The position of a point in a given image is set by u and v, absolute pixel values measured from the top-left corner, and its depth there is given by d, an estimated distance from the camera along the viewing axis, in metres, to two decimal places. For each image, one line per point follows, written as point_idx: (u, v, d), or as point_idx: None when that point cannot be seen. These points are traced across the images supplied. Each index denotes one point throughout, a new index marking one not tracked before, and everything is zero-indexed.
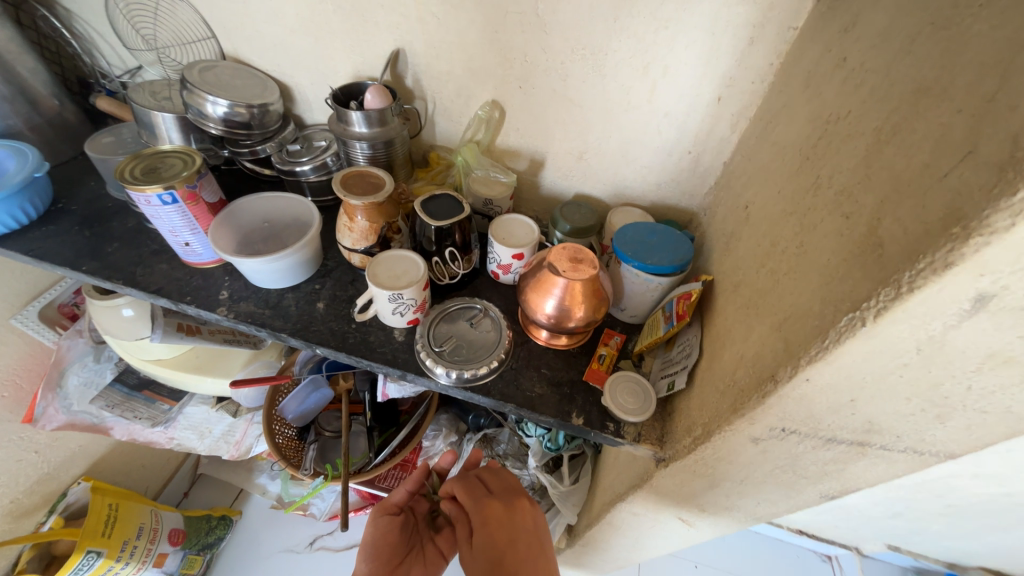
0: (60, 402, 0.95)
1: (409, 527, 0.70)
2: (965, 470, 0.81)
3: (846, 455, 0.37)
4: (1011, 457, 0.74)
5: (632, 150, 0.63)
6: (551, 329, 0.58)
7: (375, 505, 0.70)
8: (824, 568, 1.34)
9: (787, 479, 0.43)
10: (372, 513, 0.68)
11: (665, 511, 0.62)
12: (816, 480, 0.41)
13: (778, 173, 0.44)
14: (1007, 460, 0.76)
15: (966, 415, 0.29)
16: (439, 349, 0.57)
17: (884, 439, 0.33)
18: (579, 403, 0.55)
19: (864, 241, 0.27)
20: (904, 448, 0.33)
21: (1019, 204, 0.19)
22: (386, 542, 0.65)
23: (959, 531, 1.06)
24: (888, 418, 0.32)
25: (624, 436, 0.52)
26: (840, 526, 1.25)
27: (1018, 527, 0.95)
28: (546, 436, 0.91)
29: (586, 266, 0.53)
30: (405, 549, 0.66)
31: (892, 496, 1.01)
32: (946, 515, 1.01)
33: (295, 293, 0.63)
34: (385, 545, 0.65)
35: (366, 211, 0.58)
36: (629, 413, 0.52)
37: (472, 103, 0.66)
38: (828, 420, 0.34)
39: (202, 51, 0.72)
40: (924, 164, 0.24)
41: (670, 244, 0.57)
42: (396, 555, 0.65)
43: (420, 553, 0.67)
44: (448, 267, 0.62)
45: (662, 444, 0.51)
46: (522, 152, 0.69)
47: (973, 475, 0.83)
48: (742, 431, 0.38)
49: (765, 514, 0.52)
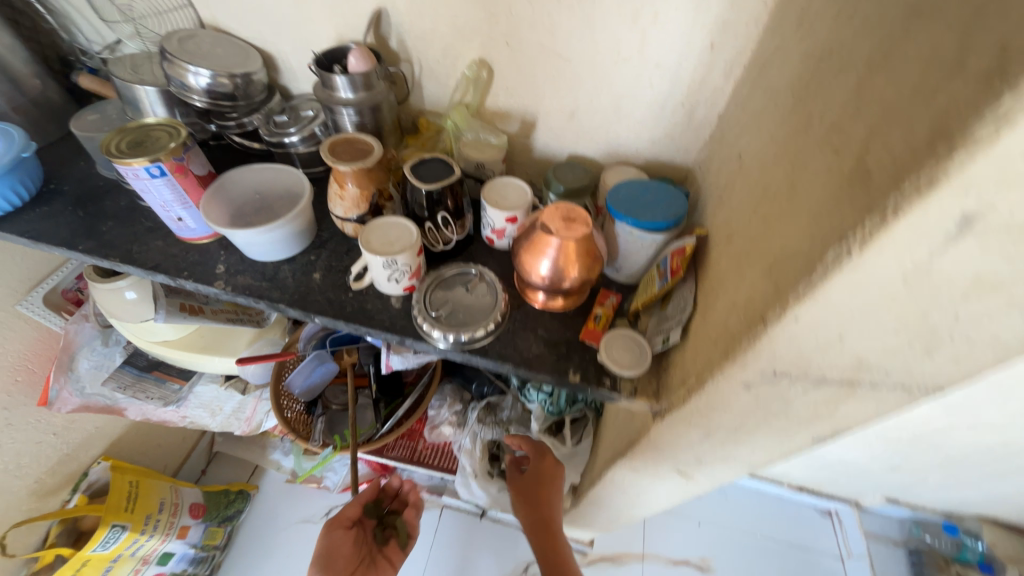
0: (73, 384, 0.97)
1: (360, 538, 0.78)
2: (961, 420, 0.84)
3: (836, 396, 0.37)
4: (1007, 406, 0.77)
5: (624, 105, 0.62)
6: (546, 291, 0.58)
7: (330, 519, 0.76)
8: (823, 524, 1.36)
9: (779, 424, 0.44)
10: (327, 526, 0.76)
11: (665, 466, 0.63)
12: (808, 423, 0.42)
13: (771, 118, 0.43)
14: (1002, 409, 0.78)
15: (954, 346, 0.29)
16: (435, 314, 0.58)
17: (873, 376, 0.34)
18: (576, 360, 0.56)
19: (852, 173, 0.27)
20: (894, 384, 0.34)
21: (1005, 112, 0.18)
22: (341, 553, 0.73)
23: (957, 483, 1.08)
24: (877, 352, 0.32)
25: (620, 390, 0.53)
26: (839, 482, 1.28)
27: (1012, 476, 0.98)
28: (548, 400, 0.94)
29: (579, 225, 0.53)
30: (358, 559, 0.74)
31: (891, 450, 1.04)
32: (944, 467, 1.03)
33: (292, 265, 0.63)
34: (341, 555, 0.73)
35: (355, 177, 0.57)
36: (625, 367, 0.53)
37: (459, 63, 0.64)
38: (818, 359, 0.34)
39: (179, 20, 0.70)
40: (913, 86, 0.24)
41: (664, 200, 0.56)
42: (350, 562, 0.73)
43: (372, 563, 0.75)
44: (441, 232, 0.61)
45: (657, 397, 0.52)
46: (513, 114, 0.68)
47: (971, 426, 0.86)
48: (734, 376, 0.39)
49: (759, 462, 0.53)
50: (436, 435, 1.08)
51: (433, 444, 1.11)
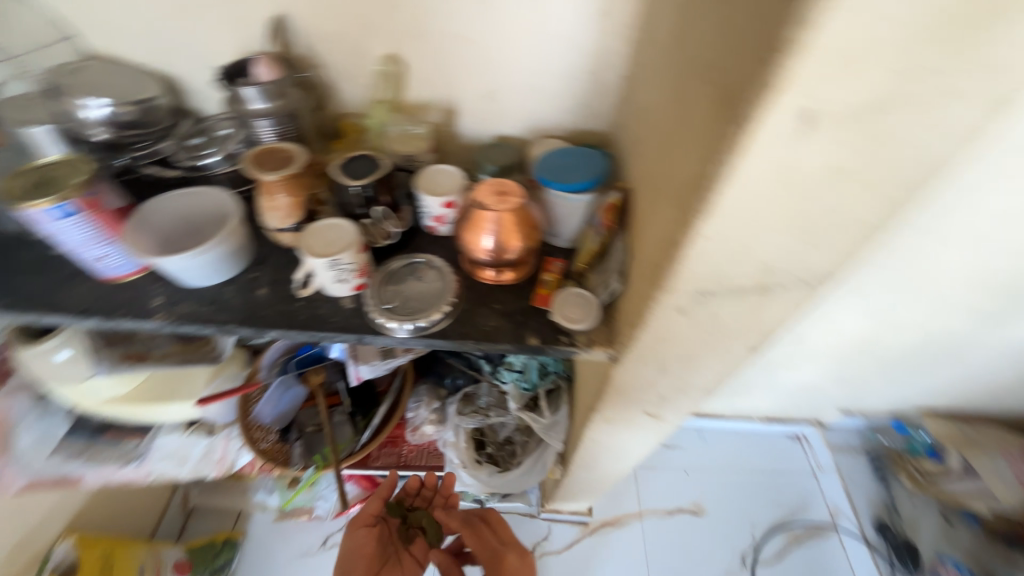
0: (17, 465, 0.90)
1: (384, 536, 0.88)
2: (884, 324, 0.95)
3: (755, 303, 0.42)
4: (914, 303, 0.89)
5: (536, 80, 0.65)
6: (494, 266, 0.61)
7: (354, 519, 0.88)
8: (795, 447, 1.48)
9: (717, 343, 0.48)
10: (352, 526, 0.87)
11: (634, 410, 0.67)
12: (740, 336, 0.47)
13: (662, 67, 0.46)
14: (913, 306, 0.90)
15: (831, 233, 0.34)
16: (390, 306, 0.58)
17: (778, 277, 0.38)
18: (532, 325, 0.59)
19: (720, 95, 0.31)
20: (796, 280, 0.38)
21: (808, 14, 0.22)
22: (364, 551, 0.84)
23: (894, 383, 1.22)
24: (775, 253, 0.36)
25: (577, 344, 0.56)
26: (800, 405, 1.40)
27: (935, 366, 1.12)
28: (520, 377, 0.96)
29: (511, 197, 0.56)
30: (381, 557, 0.85)
31: (836, 365, 1.15)
32: (882, 371, 1.15)
33: (233, 285, 0.62)
34: (364, 553, 0.84)
35: (285, 185, 0.57)
36: (576, 321, 0.57)
37: (369, 60, 0.65)
38: (731, 271, 0.38)
39: (62, 55, 0.66)
40: (750, 10, 0.27)
41: (586, 163, 0.60)
42: (374, 560, 0.83)
43: (396, 560, 0.86)
44: (381, 227, 0.62)
45: (612, 343, 0.56)
46: (433, 104, 0.69)
47: (893, 328, 0.97)
48: (667, 302, 0.43)
49: (712, 385, 0.58)
50: (419, 436, 1.09)
51: (418, 445, 1.11)
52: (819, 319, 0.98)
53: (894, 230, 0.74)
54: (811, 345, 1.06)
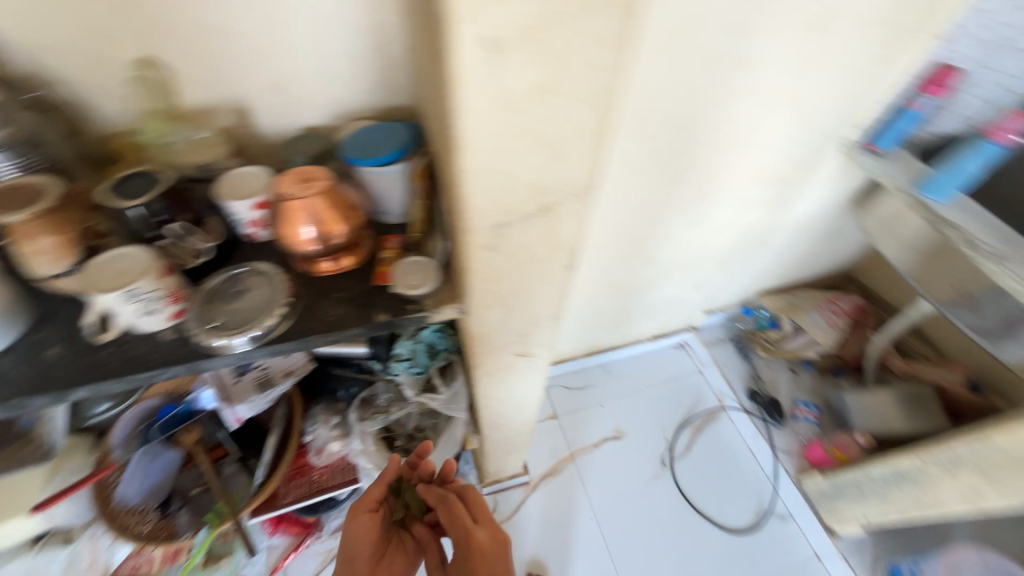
0: None
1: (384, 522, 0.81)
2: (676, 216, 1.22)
3: (549, 224, 0.48)
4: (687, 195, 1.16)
5: (320, 63, 0.64)
6: (325, 255, 0.59)
7: (356, 504, 0.79)
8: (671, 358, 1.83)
9: (540, 269, 0.54)
10: (355, 512, 0.79)
11: (507, 354, 0.73)
12: (555, 257, 0.53)
13: (421, 28, 0.49)
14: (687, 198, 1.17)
15: (570, 146, 0.40)
16: (217, 324, 0.55)
17: (552, 194, 0.44)
18: (379, 303, 0.59)
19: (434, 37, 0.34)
20: (567, 195, 0.45)
21: None
22: (366, 541, 0.76)
23: (711, 266, 1.54)
24: (538, 174, 0.42)
25: (425, 307, 0.58)
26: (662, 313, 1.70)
27: (732, 244, 1.44)
28: (410, 364, 0.97)
29: (317, 182, 0.55)
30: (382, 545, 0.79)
31: (665, 264, 1.42)
32: (696, 259, 1.46)
33: (11, 357, 0.52)
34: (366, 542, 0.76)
35: (43, 224, 0.50)
36: (417, 286, 0.59)
37: (118, 67, 0.57)
38: (511, 199, 0.43)
39: None
40: None
41: (389, 136, 0.62)
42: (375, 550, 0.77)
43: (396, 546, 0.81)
44: (186, 245, 0.57)
45: (457, 298, 0.59)
46: (216, 105, 0.64)
47: (685, 219, 1.25)
48: (474, 240, 0.47)
49: (560, 309, 0.64)
50: (326, 456, 1.04)
51: (327, 466, 1.05)
52: (632, 226, 1.20)
53: (648, 139, 0.96)
54: (638, 250, 1.30)
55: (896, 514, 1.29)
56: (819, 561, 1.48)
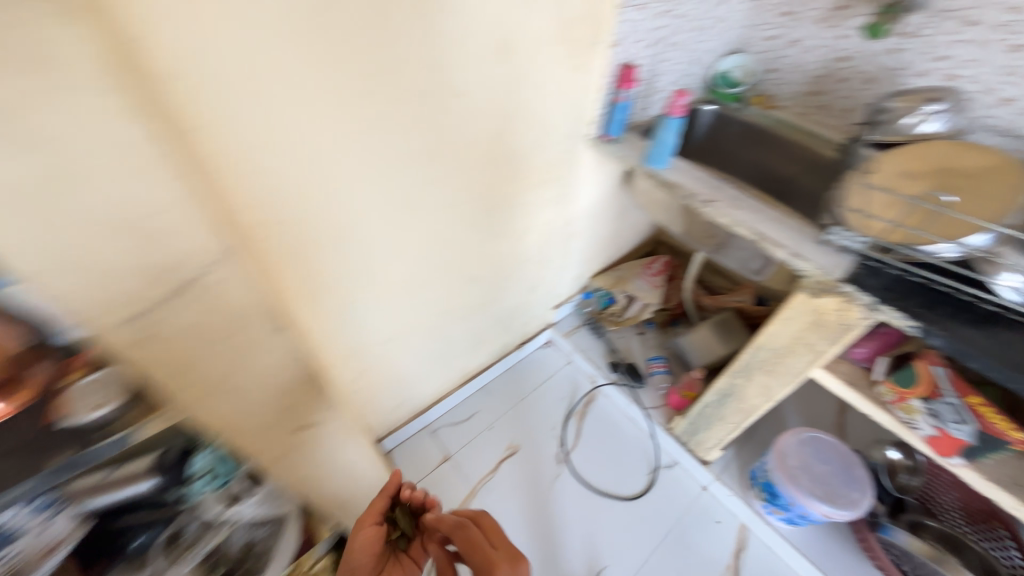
0: None
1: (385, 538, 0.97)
2: (471, 236, 1.35)
3: (180, 297, 0.65)
4: (472, 218, 1.30)
5: None
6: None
7: (365, 517, 0.96)
8: (531, 359, 2.12)
9: (205, 335, 0.70)
10: (362, 524, 0.95)
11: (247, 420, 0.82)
12: (212, 321, 0.70)
13: None
14: (474, 219, 1.30)
15: (137, 238, 0.58)
16: None
17: (159, 272, 0.61)
18: (51, 447, 0.57)
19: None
20: (175, 271, 0.63)
21: None
22: (370, 550, 0.92)
23: (533, 268, 1.72)
24: (126, 265, 0.58)
25: (117, 429, 0.62)
26: (508, 320, 1.87)
27: (540, 244, 1.63)
28: (211, 478, 0.81)
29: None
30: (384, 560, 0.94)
31: (488, 277, 1.56)
32: (516, 266, 1.63)
33: None
34: (369, 550, 0.92)
35: None
36: (92, 411, 0.60)
37: None
38: (114, 285, 0.58)
39: None
40: None
41: None
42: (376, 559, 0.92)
43: (397, 560, 0.96)
44: None
45: (148, 400, 0.67)
46: None
47: (482, 236, 1.39)
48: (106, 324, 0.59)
49: None
50: None
51: None
52: (432, 254, 1.30)
53: (398, 176, 1.03)
54: (449, 272, 1.40)
55: (734, 428, 1.50)
56: (705, 492, 1.73)
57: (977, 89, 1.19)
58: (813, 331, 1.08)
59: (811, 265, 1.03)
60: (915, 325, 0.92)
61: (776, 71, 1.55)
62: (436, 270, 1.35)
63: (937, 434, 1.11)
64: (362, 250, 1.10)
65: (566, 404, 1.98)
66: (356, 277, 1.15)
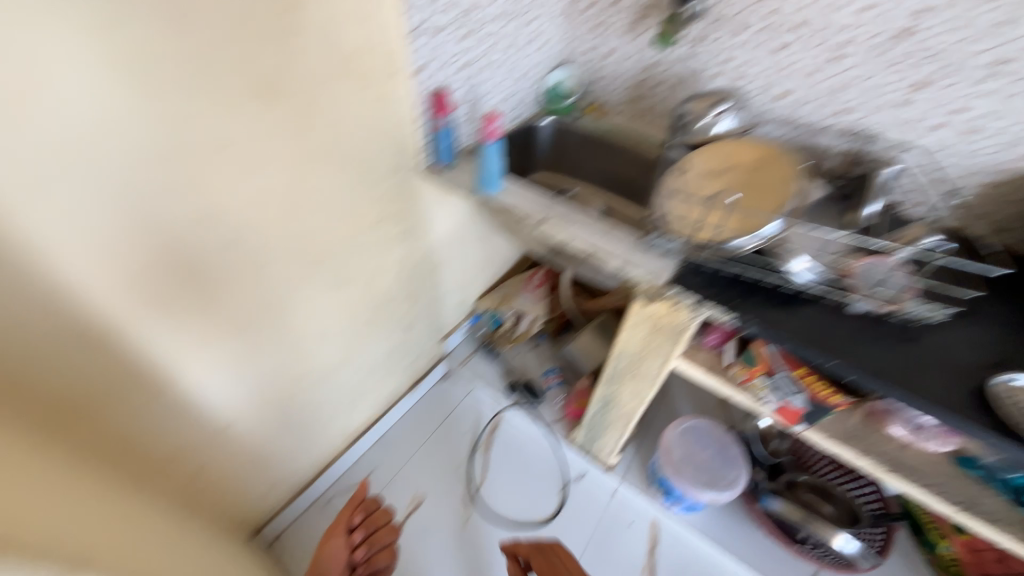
0: None
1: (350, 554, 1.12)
2: (307, 290, 1.20)
3: None
4: (300, 272, 1.16)
5: None
6: None
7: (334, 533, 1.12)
8: (429, 397, 1.96)
9: None
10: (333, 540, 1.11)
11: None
12: None
13: None
14: (303, 273, 1.16)
15: None
16: None
17: None
18: None
19: None
20: None
21: None
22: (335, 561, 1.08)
23: (402, 306, 1.58)
24: None
25: None
26: (391, 364, 1.73)
27: (402, 282, 1.52)
28: None
29: None
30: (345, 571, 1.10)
31: (347, 327, 1.41)
32: (381, 309, 1.51)
33: None
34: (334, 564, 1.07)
35: None
36: None
37: None
38: None
39: None
40: None
41: None
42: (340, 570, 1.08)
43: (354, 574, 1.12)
44: None
45: None
46: None
47: (322, 288, 1.24)
48: None
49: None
50: None
51: None
52: (261, 321, 1.13)
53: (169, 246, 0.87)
54: (292, 334, 1.24)
55: (624, 432, 1.49)
56: (616, 495, 1.70)
57: (760, 86, 1.31)
58: (658, 335, 1.09)
59: (640, 271, 1.02)
60: (734, 316, 0.96)
61: (601, 80, 1.60)
62: (274, 335, 1.19)
63: (782, 406, 1.17)
64: (149, 346, 0.93)
65: (470, 438, 1.86)
66: (157, 372, 0.97)
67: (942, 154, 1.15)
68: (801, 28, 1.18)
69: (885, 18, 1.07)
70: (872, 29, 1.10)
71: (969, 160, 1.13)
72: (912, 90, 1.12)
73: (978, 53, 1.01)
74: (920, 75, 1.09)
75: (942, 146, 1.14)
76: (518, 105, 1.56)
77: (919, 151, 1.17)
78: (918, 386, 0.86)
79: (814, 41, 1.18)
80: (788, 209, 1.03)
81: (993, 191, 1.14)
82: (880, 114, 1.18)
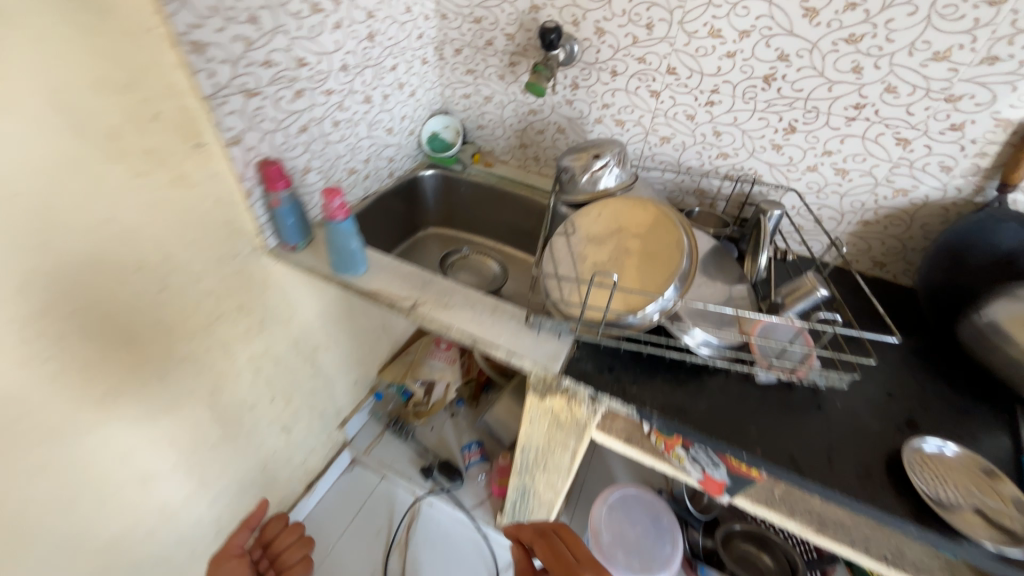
0: None
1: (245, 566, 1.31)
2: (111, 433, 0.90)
3: None
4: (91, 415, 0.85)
5: None
6: None
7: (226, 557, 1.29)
8: (333, 497, 1.68)
9: None
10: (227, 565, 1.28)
11: None
12: None
13: None
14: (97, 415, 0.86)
15: None
16: None
17: None
18: None
19: None
20: None
21: None
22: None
23: (274, 406, 1.32)
24: None
25: None
26: (270, 475, 1.42)
27: (267, 380, 1.25)
28: None
29: None
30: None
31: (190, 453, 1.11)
32: (240, 419, 1.22)
33: None
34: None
35: None
36: None
37: None
38: None
39: None
40: None
41: None
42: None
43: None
44: None
45: None
46: None
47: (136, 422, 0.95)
48: None
49: None
50: None
51: None
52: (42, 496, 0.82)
53: None
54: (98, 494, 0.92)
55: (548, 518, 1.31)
56: None
57: (641, 132, 1.25)
58: (559, 432, 0.94)
59: (527, 363, 0.88)
60: (632, 408, 0.84)
61: (483, 128, 1.47)
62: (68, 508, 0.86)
63: (705, 476, 1.06)
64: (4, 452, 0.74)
65: (384, 540, 1.59)
66: None
67: (820, 195, 1.14)
68: (671, 75, 1.12)
69: (747, 65, 1.04)
70: (738, 76, 1.06)
71: (844, 201, 1.12)
72: (783, 135, 1.09)
73: (837, 99, 1.00)
74: (788, 120, 1.07)
75: (818, 187, 1.13)
76: (391, 160, 1.37)
77: (798, 192, 1.15)
78: (833, 475, 0.76)
79: (686, 87, 1.13)
80: (685, 270, 0.87)
81: (869, 228, 1.13)
82: (757, 158, 1.15)
